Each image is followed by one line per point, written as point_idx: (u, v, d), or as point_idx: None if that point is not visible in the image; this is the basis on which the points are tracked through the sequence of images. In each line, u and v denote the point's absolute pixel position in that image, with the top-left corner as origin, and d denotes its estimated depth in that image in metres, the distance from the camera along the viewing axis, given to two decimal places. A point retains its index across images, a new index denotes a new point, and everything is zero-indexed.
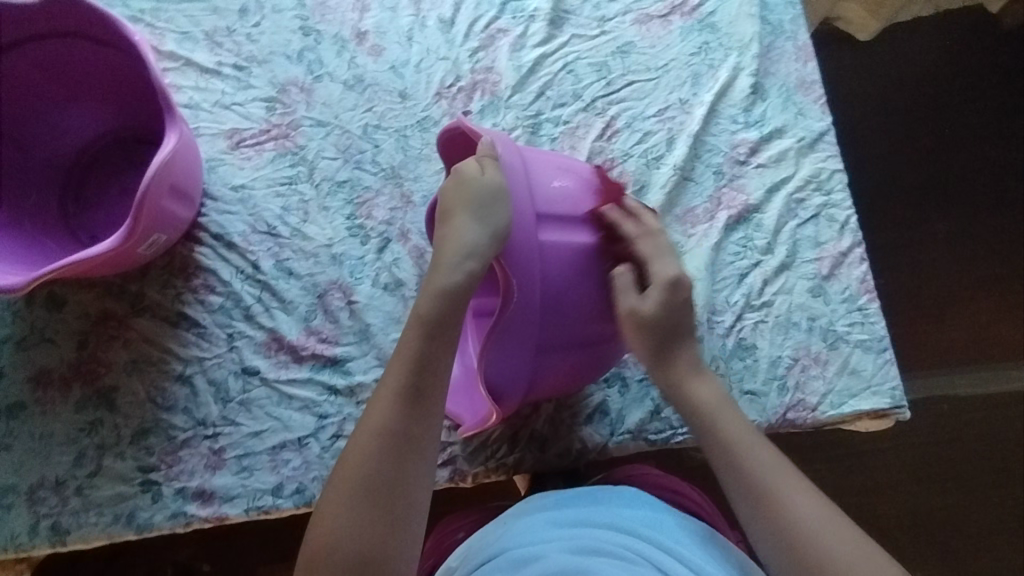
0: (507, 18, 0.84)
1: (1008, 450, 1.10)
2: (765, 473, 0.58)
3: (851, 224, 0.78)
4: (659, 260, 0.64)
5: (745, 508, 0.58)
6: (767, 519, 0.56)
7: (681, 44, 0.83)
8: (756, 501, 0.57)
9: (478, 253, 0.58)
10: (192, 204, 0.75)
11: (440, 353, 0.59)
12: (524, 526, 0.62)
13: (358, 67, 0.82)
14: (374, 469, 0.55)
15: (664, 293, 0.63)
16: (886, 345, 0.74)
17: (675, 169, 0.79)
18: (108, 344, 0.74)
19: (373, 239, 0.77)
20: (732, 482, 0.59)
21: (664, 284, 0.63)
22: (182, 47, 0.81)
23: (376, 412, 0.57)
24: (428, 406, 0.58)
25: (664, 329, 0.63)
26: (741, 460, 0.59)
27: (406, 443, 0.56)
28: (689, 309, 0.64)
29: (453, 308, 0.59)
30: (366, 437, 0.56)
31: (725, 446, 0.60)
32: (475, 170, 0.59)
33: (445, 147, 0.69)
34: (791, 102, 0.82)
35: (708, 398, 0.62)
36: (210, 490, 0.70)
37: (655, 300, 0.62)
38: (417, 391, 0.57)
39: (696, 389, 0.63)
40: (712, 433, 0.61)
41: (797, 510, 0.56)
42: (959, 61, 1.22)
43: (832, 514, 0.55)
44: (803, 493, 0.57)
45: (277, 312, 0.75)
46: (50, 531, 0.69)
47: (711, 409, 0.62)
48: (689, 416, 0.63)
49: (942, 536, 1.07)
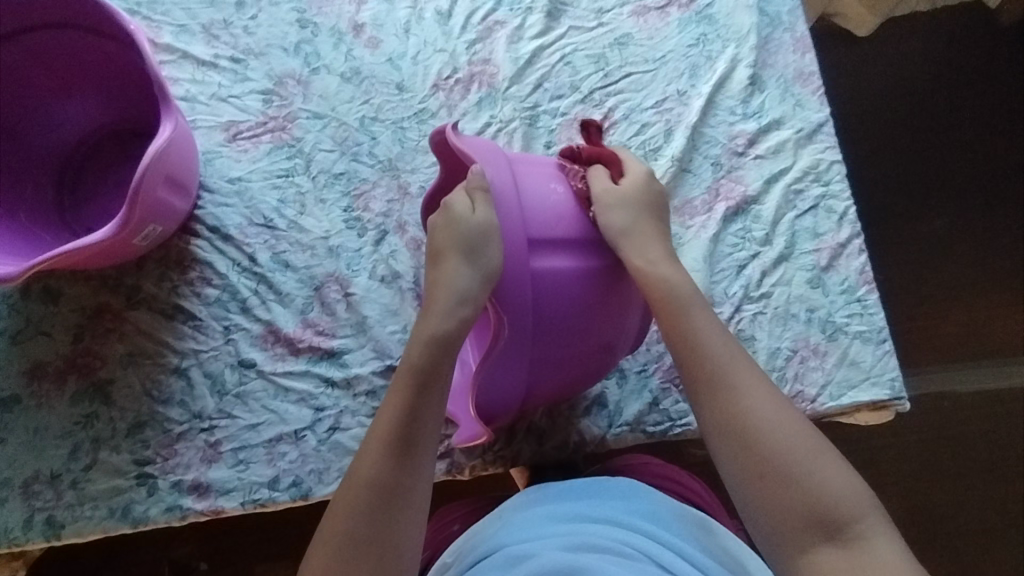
0: (504, 10, 0.83)
1: (1007, 444, 1.09)
2: (727, 369, 0.58)
3: (850, 215, 0.78)
4: (631, 163, 0.67)
5: (706, 390, 0.58)
6: (724, 409, 0.56)
7: (678, 35, 0.83)
8: (716, 383, 0.57)
9: (471, 296, 0.58)
10: (189, 195, 0.75)
11: (429, 400, 0.58)
12: (520, 522, 0.61)
13: (355, 59, 0.81)
14: (365, 522, 0.54)
15: (635, 188, 0.64)
16: (885, 337, 0.74)
17: (673, 161, 0.78)
18: (104, 337, 0.73)
19: (370, 232, 0.77)
20: (688, 369, 0.59)
21: (636, 180, 0.65)
22: (179, 39, 0.81)
23: (366, 461, 0.56)
24: (417, 454, 0.57)
25: (630, 225, 0.62)
26: (703, 344, 0.59)
27: (396, 492, 0.55)
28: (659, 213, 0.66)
29: (441, 355, 0.59)
30: (355, 487, 0.56)
31: (692, 332, 0.60)
32: (464, 207, 0.60)
33: (440, 155, 0.69)
34: (789, 93, 0.82)
35: (679, 286, 0.62)
36: (206, 483, 0.70)
37: (628, 186, 0.64)
38: (407, 439, 0.57)
39: (666, 273, 0.62)
40: (679, 316, 0.60)
41: (754, 398, 0.56)
42: (957, 56, 1.22)
43: (787, 412, 0.56)
44: (761, 383, 0.57)
45: (274, 305, 0.75)
46: (44, 525, 0.69)
47: (679, 296, 0.61)
48: (657, 299, 0.61)
49: (941, 531, 1.06)
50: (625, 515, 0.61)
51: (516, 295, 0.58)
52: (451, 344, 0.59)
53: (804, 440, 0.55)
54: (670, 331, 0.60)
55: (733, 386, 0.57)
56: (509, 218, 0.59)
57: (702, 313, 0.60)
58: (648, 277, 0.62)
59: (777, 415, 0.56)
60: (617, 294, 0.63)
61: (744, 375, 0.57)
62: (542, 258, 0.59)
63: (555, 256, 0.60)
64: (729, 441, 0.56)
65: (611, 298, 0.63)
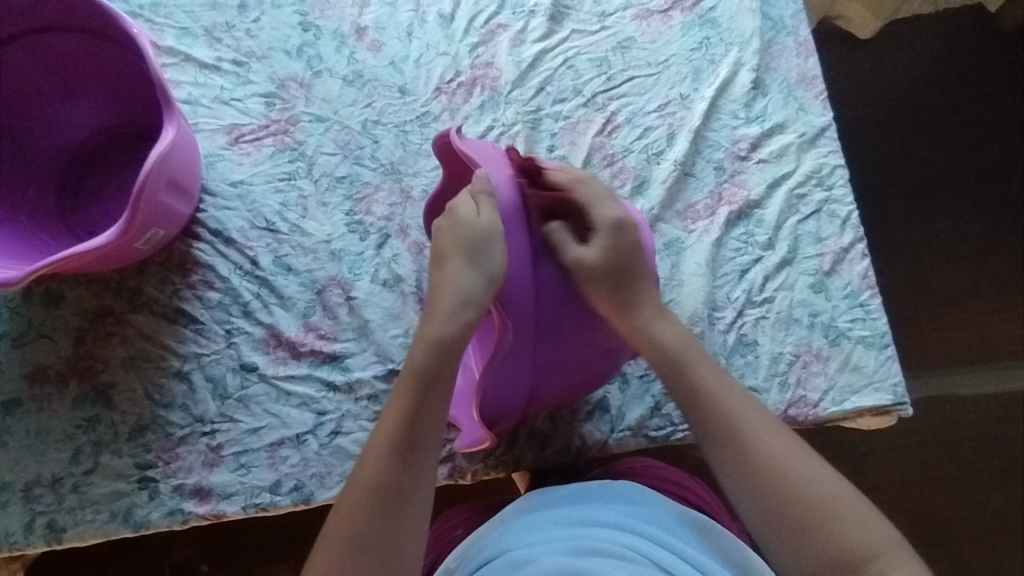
0: (506, 13, 0.83)
1: (1010, 448, 1.09)
2: (735, 415, 0.59)
3: (853, 220, 0.78)
4: (599, 206, 0.63)
5: (717, 449, 0.59)
6: (742, 461, 0.58)
7: (681, 39, 0.83)
8: (725, 443, 0.59)
9: (475, 299, 0.58)
10: (191, 199, 0.75)
11: (432, 403, 0.58)
12: (522, 526, 0.61)
13: (358, 62, 0.81)
14: (366, 526, 0.55)
15: (608, 236, 0.62)
16: (888, 342, 0.74)
17: (676, 165, 0.78)
18: (105, 340, 0.73)
19: (372, 235, 0.77)
20: (700, 422, 0.60)
21: (607, 229, 0.63)
22: (181, 42, 0.81)
23: (368, 465, 0.57)
24: (419, 457, 0.57)
25: (620, 285, 0.62)
26: (709, 398, 0.60)
27: (398, 496, 0.56)
28: (638, 252, 0.63)
29: (443, 358, 0.59)
30: (358, 490, 0.56)
31: (695, 386, 0.61)
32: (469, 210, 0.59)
33: (443, 160, 0.69)
34: (792, 97, 0.82)
35: (677, 341, 0.63)
36: (208, 487, 0.70)
37: (599, 244, 0.62)
38: (410, 443, 0.57)
39: (662, 333, 0.63)
40: (680, 373, 0.62)
41: (764, 450, 0.57)
42: (958, 60, 1.22)
43: (792, 444, 0.58)
44: (768, 431, 0.58)
45: (276, 308, 0.75)
46: (45, 529, 0.69)
47: (678, 349, 0.62)
48: (658, 361, 0.62)
49: (944, 535, 1.06)
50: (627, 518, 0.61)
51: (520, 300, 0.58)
52: (455, 346, 0.59)
53: (821, 480, 0.56)
54: (675, 390, 0.62)
55: (745, 433, 0.58)
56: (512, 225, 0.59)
57: (703, 361, 0.62)
58: (648, 339, 0.63)
59: (787, 451, 0.57)
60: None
61: (748, 424, 0.59)
62: None
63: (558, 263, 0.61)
64: (749, 501, 0.57)
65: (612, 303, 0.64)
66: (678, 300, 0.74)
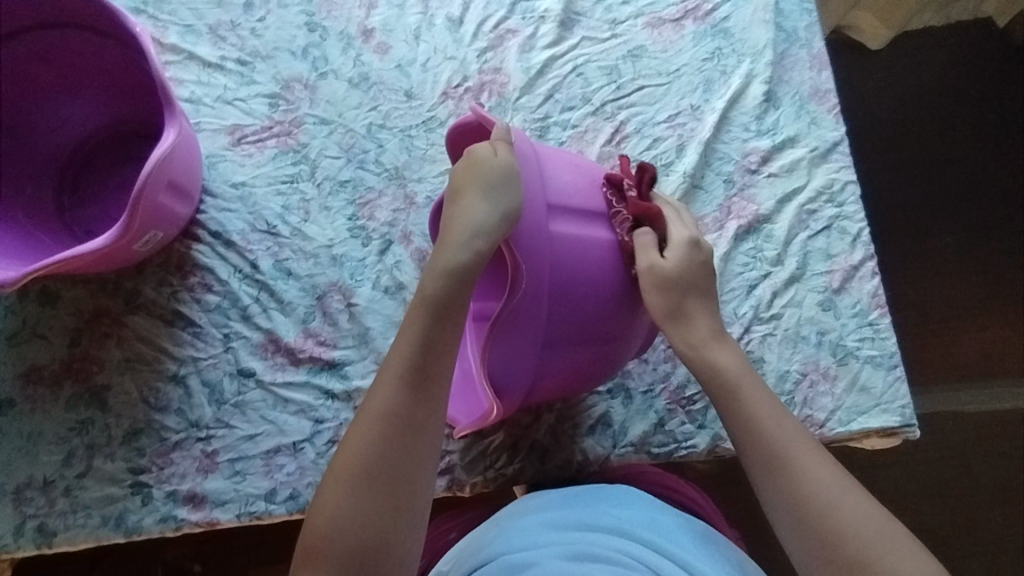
0: (516, 18, 0.82)
1: (1013, 467, 1.08)
2: (783, 444, 0.58)
3: (864, 237, 0.76)
4: (676, 224, 0.64)
5: (769, 488, 0.57)
6: (794, 497, 0.56)
7: (693, 49, 0.82)
8: (783, 484, 0.57)
9: (489, 232, 0.56)
10: (191, 201, 0.74)
11: (446, 334, 0.57)
12: (520, 527, 0.61)
13: (364, 65, 0.80)
14: (377, 455, 0.55)
15: (682, 251, 0.63)
16: (897, 362, 0.72)
17: (685, 177, 0.77)
18: (101, 341, 0.72)
19: (375, 241, 0.76)
20: (754, 456, 0.59)
21: (682, 242, 0.63)
22: (185, 40, 0.80)
23: (381, 394, 0.56)
24: (432, 388, 0.57)
25: (681, 299, 0.62)
26: (756, 427, 0.59)
27: (409, 427, 0.55)
28: (711, 275, 0.64)
29: (455, 286, 0.57)
30: (369, 420, 0.55)
31: (751, 415, 0.59)
32: (488, 151, 0.58)
33: (454, 149, 0.68)
34: (804, 110, 0.80)
35: (734, 365, 0.62)
36: (201, 494, 0.68)
37: (674, 255, 0.62)
38: (422, 372, 0.56)
39: (721, 354, 0.62)
40: (734, 400, 0.61)
41: (827, 496, 0.55)
42: (969, 73, 1.21)
43: (834, 475, 0.57)
44: (816, 460, 0.57)
45: (275, 313, 0.73)
46: (35, 533, 0.68)
47: (732, 372, 0.61)
48: (712, 382, 0.62)
49: (943, 553, 1.05)
50: (627, 520, 0.60)
51: (536, 250, 0.57)
52: (467, 275, 0.58)
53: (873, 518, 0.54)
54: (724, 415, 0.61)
55: (793, 463, 0.57)
56: (530, 174, 0.59)
57: (757, 387, 0.61)
58: (706, 365, 0.62)
59: (832, 478, 0.56)
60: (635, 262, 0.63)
61: (807, 466, 0.57)
62: (561, 225, 0.59)
63: (574, 224, 0.60)
64: (798, 539, 0.56)
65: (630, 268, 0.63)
66: None
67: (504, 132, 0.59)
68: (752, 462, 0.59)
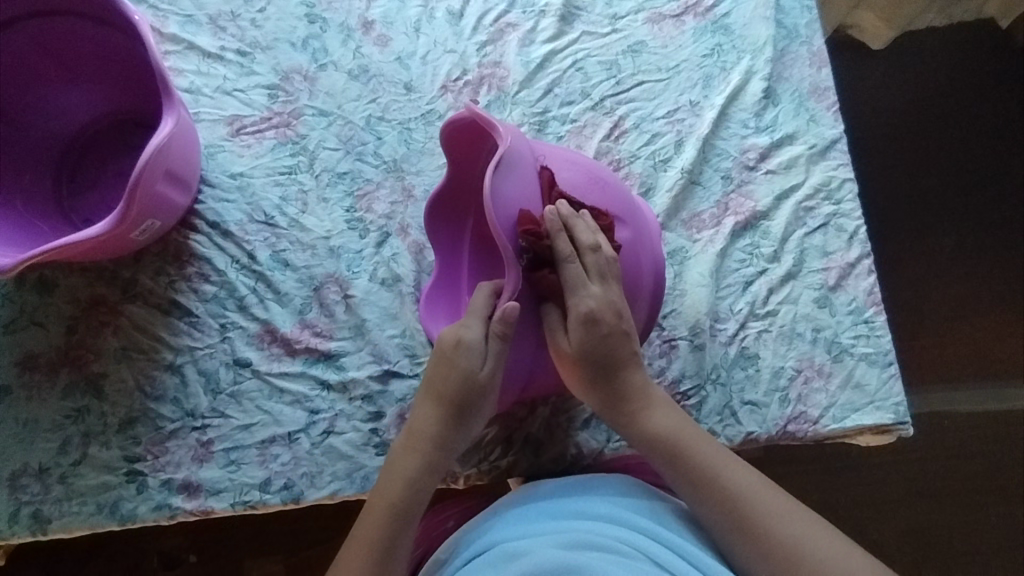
0: (516, 12, 0.82)
1: (1007, 467, 1.08)
2: (742, 498, 0.57)
3: (860, 235, 0.76)
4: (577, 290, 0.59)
5: (735, 544, 0.57)
6: (764, 550, 0.56)
7: (693, 45, 0.82)
8: (747, 542, 0.56)
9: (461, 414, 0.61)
10: (189, 190, 0.74)
11: (440, 443, 0.61)
12: (517, 518, 0.61)
13: (364, 57, 0.80)
14: (374, 541, 0.58)
15: (582, 329, 0.60)
16: (891, 360, 0.72)
17: (683, 173, 0.77)
18: (98, 329, 0.72)
19: (372, 233, 0.76)
20: (720, 520, 0.58)
21: (579, 318, 0.60)
22: (185, 29, 0.80)
23: (384, 488, 0.60)
24: (425, 483, 0.60)
25: (595, 381, 0.62)
26: (714, 487, 0.58)
27: (403, 516, 0.59)
28: (618, 333, 0.61)
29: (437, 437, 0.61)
30: (373, 510, 0.59)
31: (704, 477, 0.59)
32: (474, 360, 0.60)
33: (449, 140, 0.67)
34: (803, 108, 0.80)
35: (672, 426, 0.61)
36: (196, 483, 0.69)
37: (574, 335, 0.60)
38: (421, 474, 0.60)
39: (656, 418, 0.62)
40: (679, 466, 0.60)
41: (796, 542, 0.55)
42: (968, 74, 1.21)
43: (795, 515, 0.57)
44: (779, 506, 0.57)
45: (272, 304, 0.73)
46: (30, 520, 0.68)
47: (672, 436, 0.61)
48: (653, 449, 0.61)
49: (937, 555, 1.05)
50: (623, 509, 0.61)
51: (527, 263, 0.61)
52: (448, 426, 0.61)
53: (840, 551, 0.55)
54: (675, 479, 0.60)
55: (759, 516, 0.56)
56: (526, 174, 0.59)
57: (703, 444, 0.60)
58: (641, 435, 0.62)
59: (798, 523, 0.56)
60: (632, 258, 0.65)
61: (768, 514, 0.56)
62: None
63: None
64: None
65: (627, 263, 0.64)
66: (679, 311, 0.74)
67: (502, 132, 0.58)
68: (720, 523, 0.58)
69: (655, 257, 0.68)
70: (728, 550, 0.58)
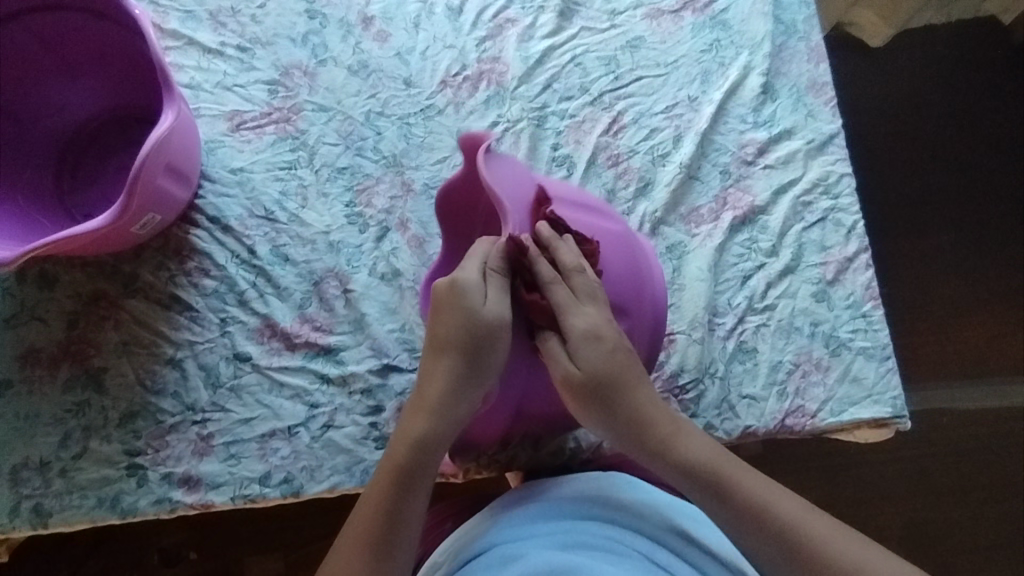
0: (515, 8, 0.82)
1: (1005, 463, 1.08)
2: (787, 522, 0.54)
3: (858, 229, 0.77)
4: (573, 309, 0.58)
5: (784, 569, 0.54)
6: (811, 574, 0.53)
7: (691, 40, 0.82)
8: (795, 562, 0.53)
9: (469, 370, 0.58)
10: (190, 184, 0.74)
11: (450, 401, 0.58)
12: (515, 519, 0.61)
13: (363, 52, 0.81)
14: (380, 506, 0.57)
15: (586, 349, 0.57)
16: (889, 354, 0.73)
17: (681, 167, 0.77)
18: (99, 324, 0.73)
19: (371, 228, 0.76)
20: (769, 549, 0.54)
21: (584, 336, 0.57)
22: (185, 25, 0.80)
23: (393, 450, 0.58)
24: (433, 445, 0.58)
25: (611, 407, 0.58)
26: (760, 518, 0.54)
27: (410, 478, 0.57)
28: (624, 356, 0.58)
29: (445, 396, 0.58)
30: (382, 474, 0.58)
31: (747, 506, 0.55)
32: (478, 295, 0.57)
33: (444, 208, 0.68)
34: (802, 103, 0.81)
35: (703, 456, 0.57)
36: (196, 476, 0.69)
37: (581, 360, 0.57)
38: (430, 436, 0.58)
39: (683, 448, 0.58)
40: (717, 493, 0.56)
41: (841, 559, 0.52)
42: (967, 72, 1.21)
43: (839, 533, 0.54)
44: (823, 528, 0.54)
45: (272, 299, 0.74)
46: (31, 513, 0.68)
47: (705, 467, 0.57)
48: (687, 482, 0.57)
49: (935, 551, 1.05)
50: (622, 509, 0.61)
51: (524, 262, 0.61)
52: (458, 382, 0.58)
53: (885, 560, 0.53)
54: (715, 511, 0.56)
55: (806, 539, 0.53)
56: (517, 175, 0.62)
57: (739, 472, 0.57)
58: (671, 462, 0.58)
59: (845, 543, 0.53)
60: (628, 269, 0.65)
61: (815, 537, 0.53)
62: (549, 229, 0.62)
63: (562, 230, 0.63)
64: None
65: (623, 270, 0.65)
66: (678, 305, 0.74)
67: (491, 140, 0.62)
68: (766, 552, 0.54)
69: (653, 284, 0.68)
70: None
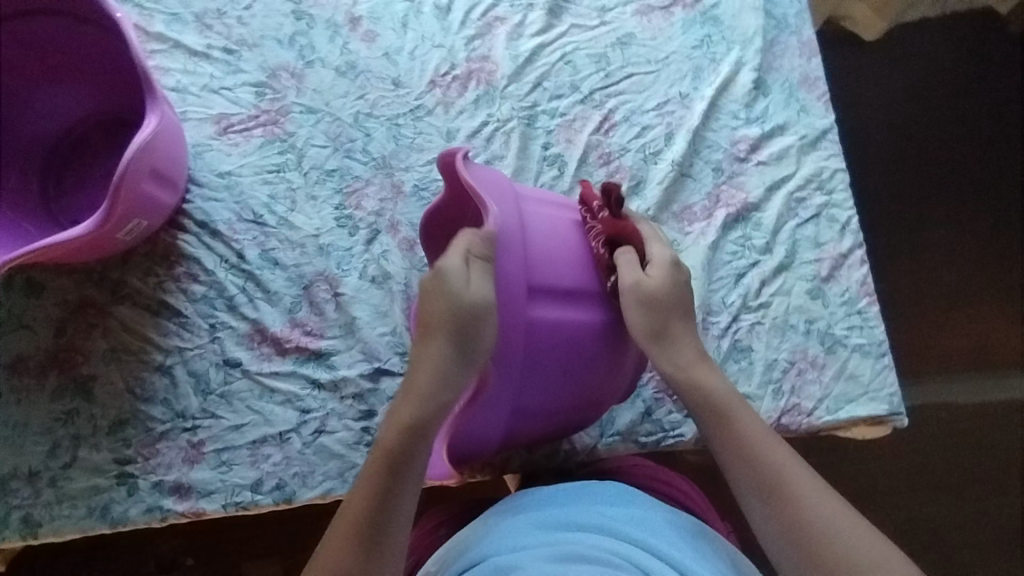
0: (504, 6, 0.82)
1: (1003, 458, 1.08)
2: (770, 461, 0.56)
3: (852, 225, 0.76)
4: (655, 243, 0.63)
5: (760, 509, 0.56)
6: (783, 516, 0.54)
7: (682, 36, 0.81)
8: (770, 500, 0.55)
9: (454, 356, 0.56)
10: (177, 189, 0.73)
11: (433, 390, 0.57)
12: (505, 530, 0.60)
13: (351, 53, 0.80)
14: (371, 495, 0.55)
15: (665, 271, 0.61)
16: (884, 351, 0.73)
17: (673, 165, 0.77)
18: (87, 331, 0.72)
19: (361, 230, 0.75)
20: (751, 480, 0.56)
21: (663, 264, 0.62)
22: (170, 28, 0.79)
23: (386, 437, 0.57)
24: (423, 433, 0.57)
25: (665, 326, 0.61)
26: (755, 455, 0.57)
27: (402, 465, 0.56)
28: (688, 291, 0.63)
29: (431, 385, 0.57)
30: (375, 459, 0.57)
31: (743, 441, 0.58)
32: (461, 281, 0.55)
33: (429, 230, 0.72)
34: (794, 98, 0.80)
35: (721, 388, 0.60)
36: (187, 484, 0.68)
37: (658, 276, 0.61)
38: (421, 422, 0.57)
39: (706, 378, 0.61)
40: (722, 423, 0.59)
41: (816, 513, 0.54)
42: (960, 65, 1.21)
43: (817, 487, 0.55)
44: (804, 479, 0.55)
45: (261, 303, 0.73)
46: (20, 524, 0.67)
47: (722, 399, 0.60)
48: (702, 407, 0.60)
49: (935, 547, 1.05)
50: (612, 518, 0.60)
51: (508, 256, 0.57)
52: (443, 369, 0.56)
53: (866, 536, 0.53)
54: (715, 437, 0.59)
55: (788, 484, 0.55)
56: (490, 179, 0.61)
57: (745, 411, 0.59)
58: (694, 385, 0.60)
59: (827, 504, 0.54)
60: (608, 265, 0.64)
61: (795, 484, 0.55)
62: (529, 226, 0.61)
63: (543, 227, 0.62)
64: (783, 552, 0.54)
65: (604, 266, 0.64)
66: None
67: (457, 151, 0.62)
68: (746, 486, 0.57)
69: None
70: (752, 512, 0.56)
